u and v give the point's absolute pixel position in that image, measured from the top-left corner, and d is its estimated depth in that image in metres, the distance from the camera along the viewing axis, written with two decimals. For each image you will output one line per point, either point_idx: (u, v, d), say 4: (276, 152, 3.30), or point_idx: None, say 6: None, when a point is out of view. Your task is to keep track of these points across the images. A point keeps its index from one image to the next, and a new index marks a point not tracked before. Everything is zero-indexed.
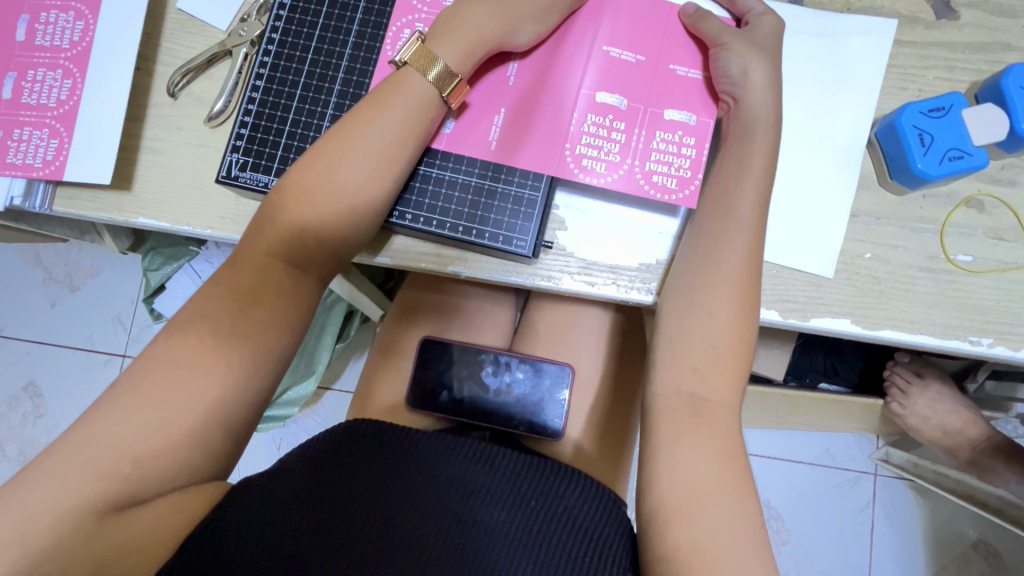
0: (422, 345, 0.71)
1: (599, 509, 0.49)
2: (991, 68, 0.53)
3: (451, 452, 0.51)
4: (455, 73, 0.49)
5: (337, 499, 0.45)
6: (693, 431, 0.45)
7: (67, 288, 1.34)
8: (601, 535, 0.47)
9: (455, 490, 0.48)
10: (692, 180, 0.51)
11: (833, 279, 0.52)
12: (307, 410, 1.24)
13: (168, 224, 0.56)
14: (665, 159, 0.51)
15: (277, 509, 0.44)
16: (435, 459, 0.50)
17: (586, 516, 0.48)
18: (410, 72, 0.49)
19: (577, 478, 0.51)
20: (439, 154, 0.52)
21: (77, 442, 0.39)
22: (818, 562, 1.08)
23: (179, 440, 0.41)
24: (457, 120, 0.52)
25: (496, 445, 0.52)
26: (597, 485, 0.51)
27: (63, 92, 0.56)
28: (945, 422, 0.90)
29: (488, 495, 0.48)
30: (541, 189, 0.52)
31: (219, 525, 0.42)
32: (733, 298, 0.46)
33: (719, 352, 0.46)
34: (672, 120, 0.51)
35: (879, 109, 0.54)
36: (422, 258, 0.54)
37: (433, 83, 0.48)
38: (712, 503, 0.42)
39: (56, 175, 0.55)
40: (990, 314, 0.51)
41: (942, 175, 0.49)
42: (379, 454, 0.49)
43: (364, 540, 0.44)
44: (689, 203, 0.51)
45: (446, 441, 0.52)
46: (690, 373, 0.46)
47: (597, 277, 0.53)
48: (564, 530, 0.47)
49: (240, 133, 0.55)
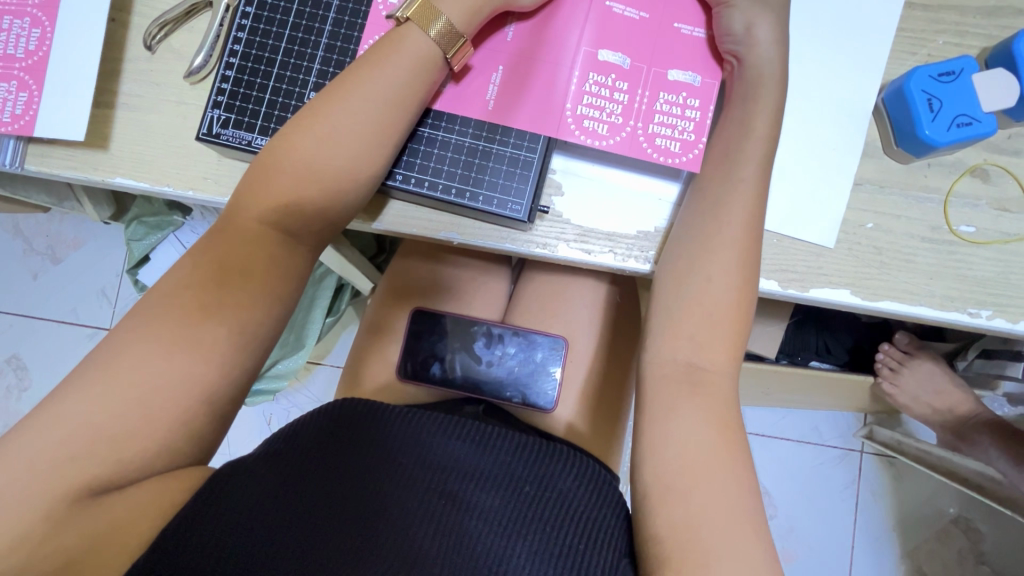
0: (413, 316, 0.71)
1: (593, 491, 0.48)
2: (1003, 32, 0.52)
3: (441, 434, 0.51)
4: (460, 33, 0.46)
5: (325, 482, 0.44)
6: (689, 403, 0.44)
7: (49, 260, 1.30)
8: (596, 517, 0.46)
9: (447, 471, 0.47)
10: (696, 143, 0.49)
11: (833, 249, 0.51)
12: (298, 385, 1.24)
13: (147, 184, 0.54)
14: (669, 121, 0.49)
15: (262, 491, 0.42)
16: (425, 440, 0.49)
17: (580, 498, 0.47)
18: (412, 29, 0.46)
19: (569, 460, 0.50)
20: (434, 112, 0.50)
21: (54, 409, 0.38)
22: (804, 536, 1.10)
23: (158, 405, 0.40)
24: (454, 79, 0.50)
25: (490, 425, 0.52)
26: (588, 464, 0.51)
27: (32, 42, 0.53)
28: (933, 400, 0.92)
29: (480, 475, 0.48)
30: (537, 151, 0.50)
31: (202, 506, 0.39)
32: (732, 268, 0.45)
33: (719, 323, 0.45)
34: (675, 81, 0.49)
35: (887, 74, 0.52)
36: (413, 224, 0.52)
37: (436, 41, 0.46)
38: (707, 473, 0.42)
39: (27, 130, 0.53)
40: (989, 286, 0.50)
41: (949, 142, 0.48)
42: (372, 437, 0.49)
43: (352, 523, 0.42)
44: (692, 166, 0.49)
45: (439, 423, 0.51)
46: (687, 346, 0.45)
47: (593, 245, 0.51)
48: (557, 512, 0.46)
49: (221, 87, 0.53)
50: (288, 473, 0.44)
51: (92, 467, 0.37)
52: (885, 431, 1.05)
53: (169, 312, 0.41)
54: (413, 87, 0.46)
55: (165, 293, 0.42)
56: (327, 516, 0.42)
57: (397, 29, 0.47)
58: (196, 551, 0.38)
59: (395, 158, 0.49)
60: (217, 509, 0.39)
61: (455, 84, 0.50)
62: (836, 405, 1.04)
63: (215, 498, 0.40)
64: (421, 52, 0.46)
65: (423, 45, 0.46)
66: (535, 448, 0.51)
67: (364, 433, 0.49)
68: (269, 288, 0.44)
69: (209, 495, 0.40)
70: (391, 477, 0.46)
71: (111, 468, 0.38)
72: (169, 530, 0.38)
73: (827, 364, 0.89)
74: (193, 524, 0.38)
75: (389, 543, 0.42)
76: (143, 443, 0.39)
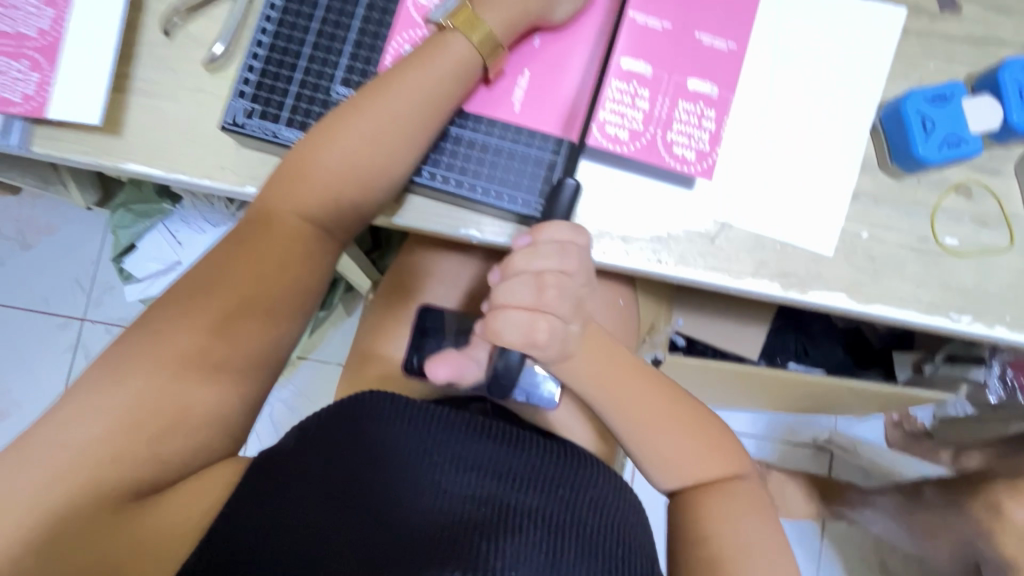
0: (419, 313, 0.72)
1: (616, 494, 0.51)
2: (987, 60, 0.56)
3: (473, 433, 0.50)
4: (500, 43, 0.49)
5: (358, 486, 0.44)
6: (666, 438, 0.52)
7: (19, 246, 1.25)
8: (620, 521, 0.49)
9: (481, 472, 0.47)
10: (710, 154, 0.53)
11: (832, 257, 0.54)
12: (284, 379, 1.23)
13: (162, 172, 0.53)
14: (686, 130, 0.53)
15: (296, 499, 0.42)
16: (456, 437, 0.49)
17: (606, 501, 0.49)
18: (453, 35, 0.49)
19: (593, 464, 0.52)
20: (463, 111, 0.52)
21: (89, 397, 0.38)
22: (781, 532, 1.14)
23: (196, 393, 0.41)
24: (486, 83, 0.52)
25: (519, 427, 0.52)
26: (608, 469, 0.53)
27: (45, 21, 0.52)
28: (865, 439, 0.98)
29: (512, 475, 0.48)
30: (561, 153, 0.52)
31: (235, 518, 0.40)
32: (636, 382, 0.53)
33: (679, 432, 0.52)
34: (694, 90, 0.53)
35: (885, 95, 0.55)
36: (435, 221, 0.53)
37: (475, 46, 0.49)
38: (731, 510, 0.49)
39: (38, 112, 0.51)
40: (970, 294, 0.54)
41: (940, 160, 0.52)
42: (402, 434, 0.47)
43: (390, 528, 0.42)
44: (707, 175, 0.53)
45: (470, 422, 0.50)
46: (635, 409, 0.52)
47: (608, 245, 0.53)
48: (589, 513, 0.47)
49: (247, 78, 0.52)
50: (318, 473, 0.44)
51: (127, 456, 0.38)
52: (844, 434, 1.19)
53: (201, 304, 0.42)
54: (449, 91, 0.48)
55: (198, 285, 0.43)
56: (364, 524, 0.42)
57: (439, 34, 0.50)
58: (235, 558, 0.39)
59: (424, 155, 0.50)
60: (250, 513, 0.41)
61: (485, 87, 0.52)
62: (812, 406, 1.09)
63: (246, 501, 0.41)
64: (459, 58, 0.49)
65: (461, 50, 0.49)
66: (562, 452, 0.52)
67: (396, 427, 0.47)
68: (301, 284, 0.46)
69: (242, 500, 0.41)
70: (424, 475, 0.45)
71: (145, 457, 0.39)
72: (208, 535, 0.39)
73: (806, 366, 0.94)
74: (231, 529, 0.40)
75: (430, 543, 0.41)
76: (178, 430, 0.40)
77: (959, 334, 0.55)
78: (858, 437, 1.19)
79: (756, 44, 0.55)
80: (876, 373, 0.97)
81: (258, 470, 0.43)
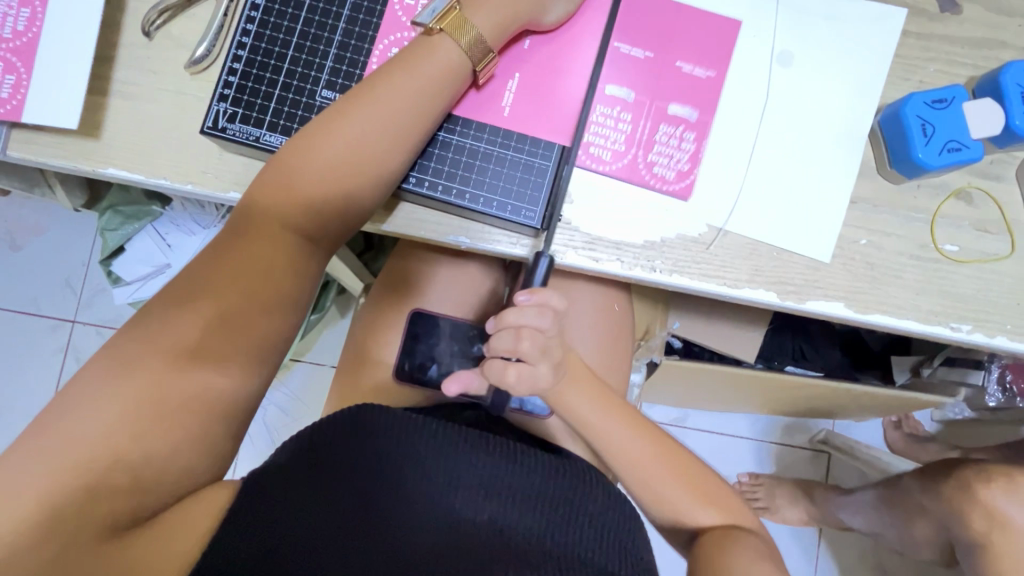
0: (410, 320, 0.71)
1: (618, 509, 0.50)
2: (988, 63, 0.55)
3: (472, 449, 0.49)
4: (490, 48, 0.48)
5: (354, 507, 0.43)
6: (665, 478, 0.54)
7: (8, 247, 1.23)
8: (622, 541, 0.48)
9: (477, 492, 0.47)
10: (690, 173, 0.52)
11: (830, 263, 0.53)
12: (278, 382, 1.21)
13: (143, 176, 0.52)
14: (666, 151, 0.52)
15: (289, 523, 0.41)
16: (451, 461, 0.47)
17: (607, 519, 0.48)
18: (444, 38, 0.47)
19: (595, 477, 0.51)
20: (452, 116, 0.51)
21: (60, 414, 0.37)
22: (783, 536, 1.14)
23: (173, 409, 0.39)
24: (476, 88, 0.51)
25: (519, 442, 0.51)
26: (611, 482, 0.52)
27: (20, 22, 0.50)
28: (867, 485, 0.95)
29: (509, 497, 0.47)
30: (552, 158, 0.51)
31: (222, 548, 0.39)
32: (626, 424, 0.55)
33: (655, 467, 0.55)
34: (674, 114, 0.53)
35: (884, 97, 0.54)
36: (424, 228, 0.52)
37: (464, 50, 0.47)
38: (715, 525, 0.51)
39: (14, 115, 0.50)
40: (970, 302, 0.53)
41: (940, 165, 0.50)
42: (396, 452, 0.47)
43: (388, 549, 0.42)
44: (684, 195, 0.53)
45: (467, 437, 0.49)
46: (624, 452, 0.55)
47: (601, 253, 0.52)
48: (587, 534, 0.47)
49: (228, 80, 0.51)
50: (310, 500, 0.42)
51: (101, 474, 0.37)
52: (841, 435, 1.16)
53: (184, 316, 0.41)
54: (437, 93, 0.47)
55: (176, 296, 0.42)
56: (361, 546, 0.41)
57: (427, 37, 0.48)
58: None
59: (411, 160, 0.49)
60: (237, 545, 0.39)
61: (475, 91, 0.51)
62: (809, 409, 1.08)
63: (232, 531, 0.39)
64: (448, 60, 0.47)
65: (451, 49, 0.47)
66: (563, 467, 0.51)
67: (391, 445, 0.47)
68: (283, 292, 0.45)
69: (229, 529, 0.39)
70: (418, 502, 0.45)
71: (119, 474, 0.37)
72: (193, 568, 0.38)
73: (803, 369, 0.92)
74: (219, 561, 0.38)
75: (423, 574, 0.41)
76: (156, 447, 0.39)
77: (958, 342, 0.54)
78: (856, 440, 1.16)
79: (753, 44, 0.54)
80: (874, 377, 0.95)
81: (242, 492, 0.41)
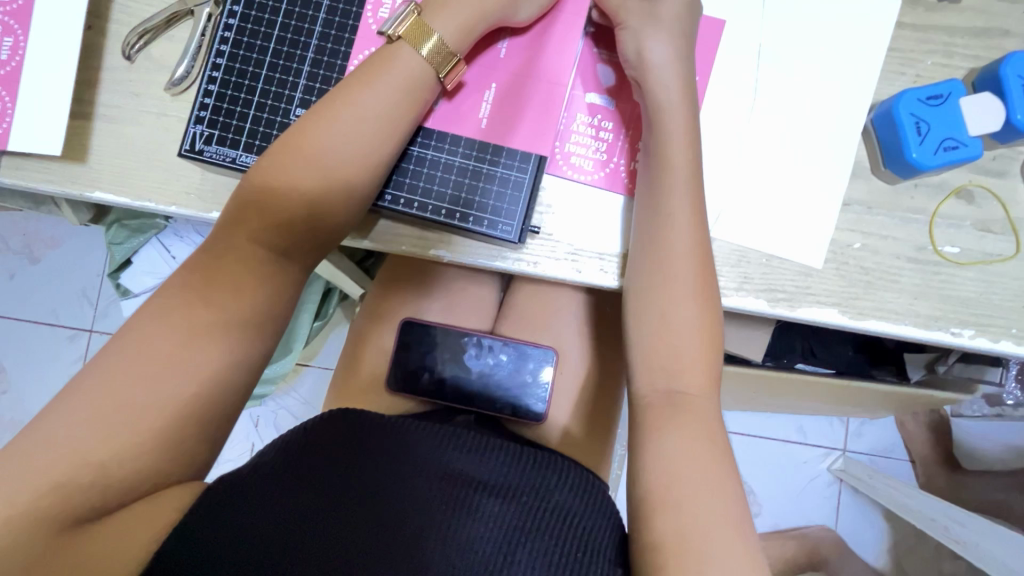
0: (401, 328, 0.71)
1: (589, 502, 0.51)
2: (989, 54, 0.52)
3: (441, 443, 0.52)
4: (452, 51, 0.48)
5: (324, 491, 0.46)
6: (678, 428, 0.45)
7: (26, 260, 1.26)
8: (592, 529, 0.49)
9: (445, 478, 0.49)
10: None
11: (821, 269, 0.51)
12: (287, 387, 1.23)
13: (129, 200, 0.53)
14: None
15: (260, 504, 0.43)
16: (424, 446, 0.52)
17: (574, 508, 0.50)
18: (403, 47, 0.47)
19: (564, 470, 0.54)
20: (424, 130, 0.50)
21: (42, 439, 0.38)
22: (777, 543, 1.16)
23: (150, 432, 0.40)
24: (449, 99, 0.51)
25: (488, 436, 0.54)
26: (582, 476, 0.54)
27: (4, 51, 0.51)
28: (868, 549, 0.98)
29: (478, 484, 0.49)
30: (528, 170, 0.50)
31: (191, 534, 0.40)
32: (700, 347, 0.47)
33: (697, 353, 0.47)
34: None
35: (877, 94, 0.52)
36: (403, 242, 0.52)
37: (427, 60, 0.47)
38: (709, 499, 0.42)
39: (1, 143, 0.51)
40: (972, 306, 0.51)
41: (936, 165, 0.48)
42: (369, 443, 0.50)
43: (354, 527, 0.44)
44: None
45: (436, 433, 0.53)
46: (659, 360, 0.47)
47: (582, 262, 0.51)
48: (552, 518, 0.48)
49: (204, 102, 0.51)
50: (294, 473, 0.46)
51: (81, 498, 0.38)
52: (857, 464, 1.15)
53: (159, 341, 0.42)
54: (404, 108, 0.47)
55: (153, 321, 0.43)
56: (328, 524, 0.44)
57: (388, 45, 0.48)
58: (203, 557, 0.39)
59: (385, 177, 0.49)
60: (222, 514, 0.42)
61: (446, 99, 0.51)
62: (819, 409, 1.06)
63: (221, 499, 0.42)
64: (411, 72, 0.47)
65: (413, 62, 0.47)
66: (532, 458, 0.54)
67: (365, 437, 0.51)
68: (256, 312, 0.45)
69: (199, 517, 0.41)
70: (389, 487, 0.47)
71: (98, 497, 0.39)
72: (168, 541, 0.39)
73: (815, 367, 0.89)
74: (184, 543, 0.40)
75: (394, 538, 0.44)
76: (133, 471, 0.40)
77: (961, 348, 0.51)
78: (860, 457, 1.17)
79: (737, 44, 0.52)
80: (889, 372, 0.91)
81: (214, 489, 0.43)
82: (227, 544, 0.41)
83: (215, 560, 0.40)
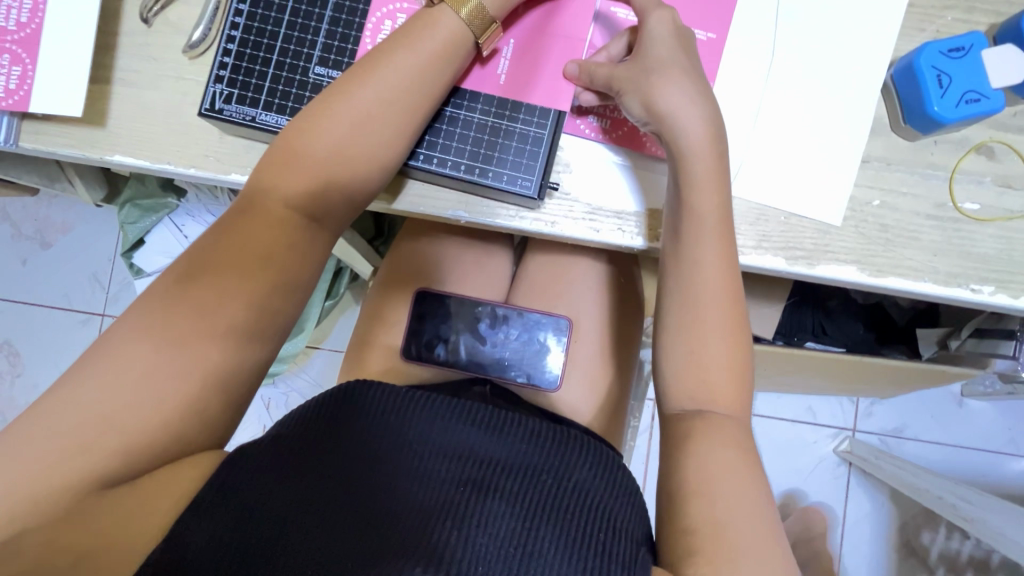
0: (416, 298, 0.72)
1: (608, 480, 0.51)
2: (1010, 9, 0.52)
3: (459, 419, 0.53)
4: (490, 16, 0.47)
5: (342, 462, 0.46)
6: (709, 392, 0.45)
7: (39, 245, 1.27)
8: (612, 506, 0.48)
9: (463, 453, 0.50)
10: None
11: (840, 226, 0.51)
12: (297, 369, 1.24)
13: (148, 162, 0.53)
14: None
15: (280, 471, 0.44)
16: (441, 424, 0.52)
17: (594, 484, 0.50)
18: (443, 9, 0.47)
19: (583, 449, 0.53)
20: (457, 90, 0.51)
21: (73, 389, 0.39)
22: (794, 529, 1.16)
23: (178, 382, 0.41)
24: (480, 64, 0.51)
25: (508, 412, 0.54)
26: (601, 453, 0.54)
27: (24, 14, 0.51)
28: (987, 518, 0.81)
29: (495, 459, 0.50)
30: (547, 126, 0.50)
31: (220, 492, 0.41)
32: (723, 306, 0.47)
33: (717, 308, 0.47)
34: None
35: (897, 50, 0.52)
36: (423, 204, 0.52)
37: (465, 22, 0.47)
38: (720, 445, 0.44)
39: (21, 106, 0.51)
40: (992, 263, 0.50)
41: (958, 118, 0.48)
42: (388, 418, 0.51)
43: (370, 497, 0.44)
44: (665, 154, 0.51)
45: (456, 409, 0.53)
46: (683, 319, 0.48)
47: (601, 222, 0.51)
48: (571, 493, 0.48)
49: (223, 62, 0.52)
50: (308, 459, 0.46)
51: (113, 448, 0.39)
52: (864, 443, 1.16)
53: (186, 295, 0.42)
54: (438, 72, 0.47)
55: (180, 279, 0.43)
56: (344, 493, 0.44)
57: (428, 8, 0.48)
58: (228, 519, 0.40)
59: (418, 137, 0.49)
60: (246, 478, 0.42)
61: (479, 66, 0.51)
62: (830, 384, 1.06)
63: (234, 484, 0.42)
64: (449, 34, 0.47)
65: (448, 27, 0.47)
66: (551, 435, 0.54)
67: (385, 414, 0.51)
68: (282, 269, 0.45)
69: (228, 477, 0.42)
70: (405, 461, 0.48)
71: (129, 446, 0.39)
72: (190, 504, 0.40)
73: (824, 345, 0.89)
74: (211, 501, 0.40)
75: (410, 511, 0.44)
76: (163, 421, 0.40)
77: (980, 305, 0.51)
78: (867, 436, 1.18)
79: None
80: (901, 351, 0.90)
81: (241, 450, 0.44)
82: (251, 508, 0.41)
83: (241, 517, 0.40)
